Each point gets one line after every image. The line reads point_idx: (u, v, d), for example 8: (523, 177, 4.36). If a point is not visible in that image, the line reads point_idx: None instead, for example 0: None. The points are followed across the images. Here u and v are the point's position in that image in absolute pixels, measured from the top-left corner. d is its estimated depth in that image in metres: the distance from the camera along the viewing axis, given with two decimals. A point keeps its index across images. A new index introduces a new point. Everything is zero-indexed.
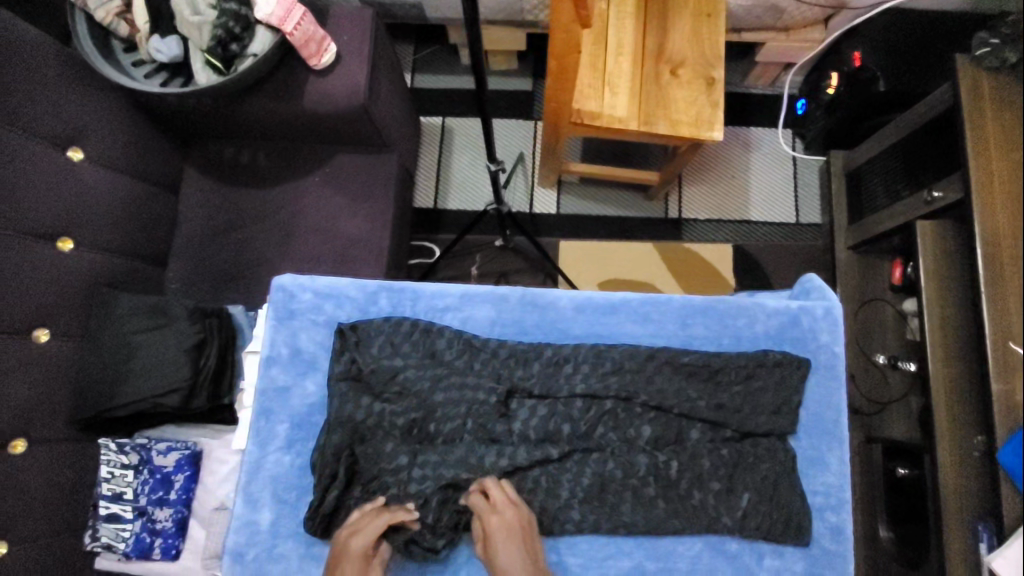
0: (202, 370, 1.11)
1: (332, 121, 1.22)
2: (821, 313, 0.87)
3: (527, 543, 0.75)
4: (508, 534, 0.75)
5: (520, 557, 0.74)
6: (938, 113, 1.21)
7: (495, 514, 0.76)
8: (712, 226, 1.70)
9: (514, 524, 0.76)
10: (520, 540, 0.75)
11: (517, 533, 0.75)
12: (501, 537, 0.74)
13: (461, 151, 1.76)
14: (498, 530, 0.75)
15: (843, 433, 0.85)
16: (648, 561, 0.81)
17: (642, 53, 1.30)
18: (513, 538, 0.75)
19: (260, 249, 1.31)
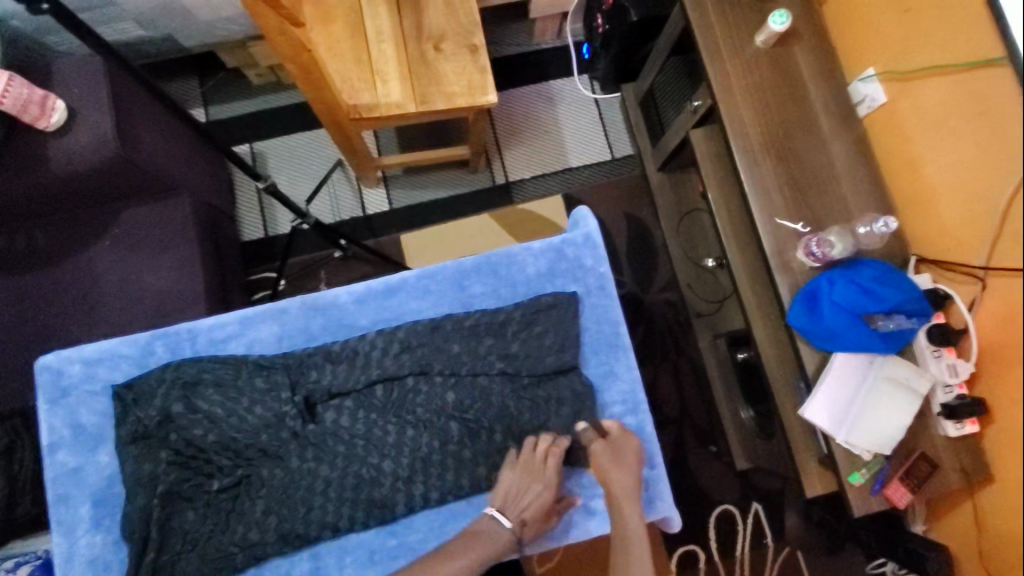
0: (20, 475, 1.12)
1: (97, 180, 1.15)
2: (581, 241, 1.02)
3: (627, 457, 0.90)
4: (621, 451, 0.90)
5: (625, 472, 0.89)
6: (681, 31, 1.29)
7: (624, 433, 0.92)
8: (541, 182, 1.76)
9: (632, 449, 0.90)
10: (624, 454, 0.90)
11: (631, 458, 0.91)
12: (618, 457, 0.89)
13: (277, 172, 1.70)
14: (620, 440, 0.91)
15: (623, 343, 1.00)
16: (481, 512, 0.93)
17: (403, 35, 1.31)
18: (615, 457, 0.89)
19: (63, 328, 1.22)
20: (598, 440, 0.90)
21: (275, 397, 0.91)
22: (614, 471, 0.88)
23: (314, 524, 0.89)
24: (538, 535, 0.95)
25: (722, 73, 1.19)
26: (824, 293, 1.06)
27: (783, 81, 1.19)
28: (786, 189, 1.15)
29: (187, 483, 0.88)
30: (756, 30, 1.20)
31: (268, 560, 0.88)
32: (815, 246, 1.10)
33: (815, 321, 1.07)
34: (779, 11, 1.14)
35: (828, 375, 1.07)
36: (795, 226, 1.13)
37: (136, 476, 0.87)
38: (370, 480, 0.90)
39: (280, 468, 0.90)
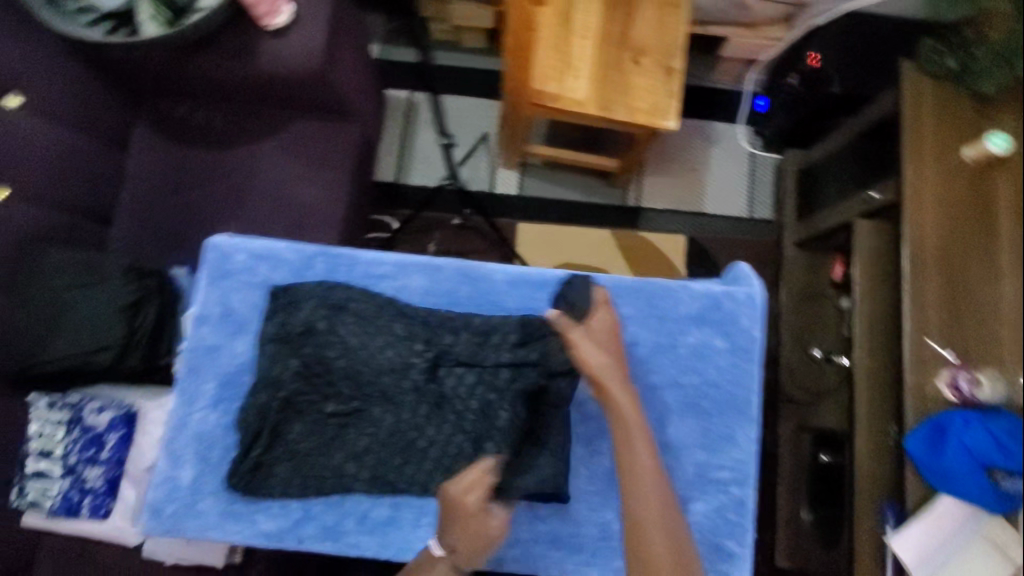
0: (139, 330, 1.08)
1: (292, 88, 1.22)
2: (744, 297, 0.90)
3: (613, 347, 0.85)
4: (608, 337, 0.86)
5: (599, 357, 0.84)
6: (879, 118, 1.28)
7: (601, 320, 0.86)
8: (671, 216, 1.72)
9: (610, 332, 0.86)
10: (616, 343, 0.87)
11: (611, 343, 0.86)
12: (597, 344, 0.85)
13: (426, 126, 1.74)
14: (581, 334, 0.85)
15: (754, 414, 0.89)
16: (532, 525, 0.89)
17: (607, 37, 1.31)
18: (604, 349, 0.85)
19: (210, 212, 1.30)
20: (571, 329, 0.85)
21: (407, 346, 0.93)
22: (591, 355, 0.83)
23: (405, 479, 0.90)
24: (603, 564, 0.94)
25: (918, 175, 1.13)
26: (955, 429, 1.00)
27: (978, 200, 1.12)
28: (946, 313, 1.08)
29: (304, 397, 0.91)
30: (968, 142, 1.14)
31: (352, 496, 0.90)
32: (962, 380, 1.02)
33: (934, 453, 1.01)
34: (1002, 134, 1.07)
35: (927, 513, 1.02)
36: (943, 351, 1.06)
37: (266, 373, 0.90)
38: (467, 454, 0.91)
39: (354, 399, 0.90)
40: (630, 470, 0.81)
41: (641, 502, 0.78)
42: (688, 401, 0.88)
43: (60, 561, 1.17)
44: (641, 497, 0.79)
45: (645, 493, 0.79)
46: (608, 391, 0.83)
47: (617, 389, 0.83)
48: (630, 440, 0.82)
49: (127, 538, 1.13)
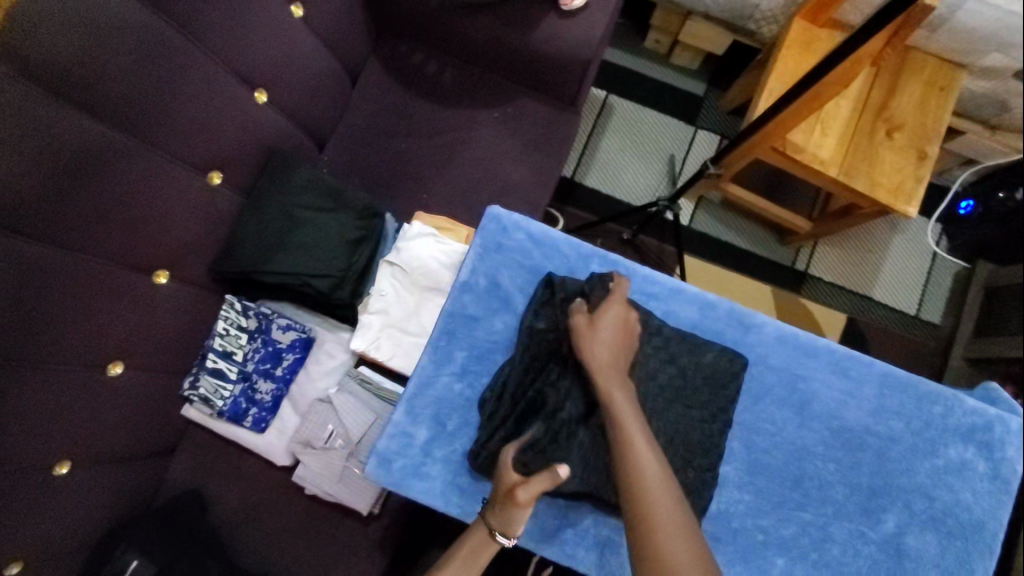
0: (354, 266, 1.10)
1: (548, 69, 1.21)
2: (1014, 428, 0.81)
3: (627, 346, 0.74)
4: (617, 332, 0.74)
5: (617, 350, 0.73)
6: None
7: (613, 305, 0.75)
8: (834, 291, 1.65)
9: (623, 321, 0.75)
10: (626, 339, 0.75)
11: (624, 335, 0.75)
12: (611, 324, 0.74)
13: (614, 132, 1.69)
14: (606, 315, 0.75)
15: (996, 548, 0.80)
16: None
17: (863, 102, 1.24)
18: (617, 344, 0.73)
19: (420, 164, 1.29)
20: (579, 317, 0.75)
21: None
22: (602, 340, 0.73)
23: None
24: None
25: None
26: None
27: None
28: None
29: None
30: None
31: None
32: None
33: None
34: None
35: None
36: None
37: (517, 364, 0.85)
38: None
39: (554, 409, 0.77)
40: (639, 489, 0.64)
41: (661, 522, 0.62)
42: (932, 517, 0.79)
43: (202, 455, 1.20)
44: (656, 520, 0.62)
45: (659, 508, 0.63)
46: (607, 385, 0.70)
47: (618, 391, 0.70)
48: (635, 453, 0.65)
49: (278, 458, 1.15)
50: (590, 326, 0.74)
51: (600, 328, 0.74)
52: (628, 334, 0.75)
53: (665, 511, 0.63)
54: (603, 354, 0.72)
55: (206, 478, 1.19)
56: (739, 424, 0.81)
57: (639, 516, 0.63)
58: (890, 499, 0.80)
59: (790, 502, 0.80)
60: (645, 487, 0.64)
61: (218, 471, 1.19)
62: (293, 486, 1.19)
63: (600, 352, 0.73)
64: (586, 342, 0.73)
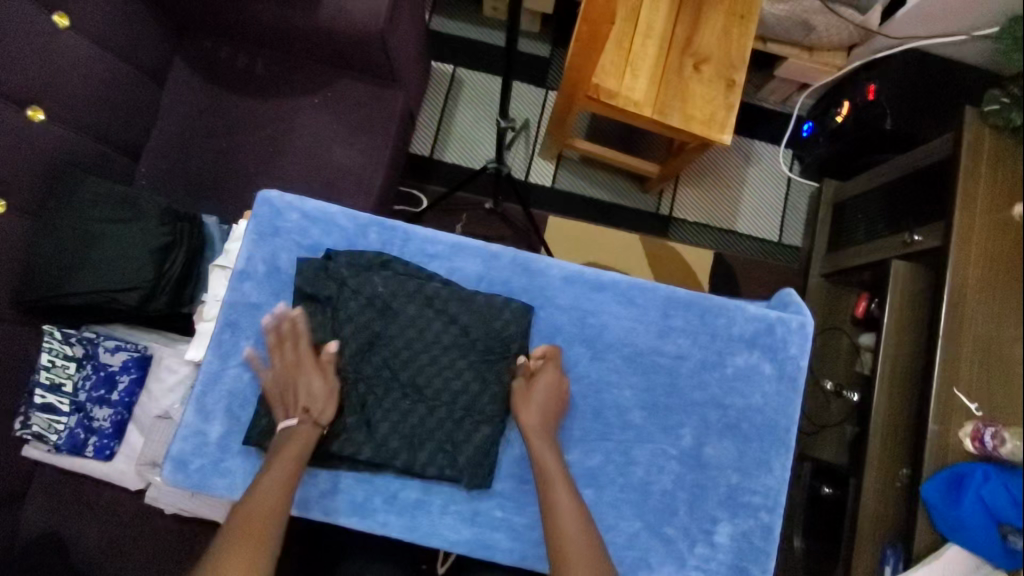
0: (166, 275, 1.06)
1: (350, 46, 1.18)
2: (794, 326, 0.85)
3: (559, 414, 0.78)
4: (548, 399, 0.78)
5: (543, 415, 0.78)
6: (927, 165, 1.27)
7: (547, 370, 0.79)
8: (699, 230, 1.70)
9: (554, 385, 0.79)
10: (556, 402, 0.79)
11: (554, 397, 0.79)
12: (545, 391, 0.78)
13: (466, 105, 1.68)
14: (545, 377, 0.79)
15: (791, 442, 0.84)
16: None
17: (670, 39, 1.27)
18: (548, 409, 0.78)
19: (244, 162, 1.25)
20: (520, 378, 0.80)
21: None
22: (532, 405, 0.77)
23: None
24: None
25: (969, 193, 1.05)
26: (970, 483, 0.90)
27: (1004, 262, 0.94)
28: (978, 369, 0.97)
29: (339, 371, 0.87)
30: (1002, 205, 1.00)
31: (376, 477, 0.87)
32: (988, 436, 0.89)
33: (952, 503, 0.94)
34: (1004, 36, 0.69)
35: (935, 559, 0.98)
36: (971, 405, 0.95)
37: None
38: None
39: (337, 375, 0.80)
40: (565, 559, 0.69)
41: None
42: (727, 424, 0.83)
43: (56, 496, 1.15)
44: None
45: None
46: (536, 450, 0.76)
47: (549, 458, 0.75)
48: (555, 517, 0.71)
49: (130, 483, 1.11)
50: (528, 389, 0.79)
51: (529, 404, 0.77)
52: (562, 400, 0.79)
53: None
54: (531, 418, 0.77)
55: (62, 518, 1.14)
56: None
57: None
58: (687, 414, 0.83)
59: (594, 433, 0.82)
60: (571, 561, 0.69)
61: (74, 509, 1.15)
62: (156, 509, 1.16)
63: (531, 411, 0.77)
64: (520, 405, 0.78)
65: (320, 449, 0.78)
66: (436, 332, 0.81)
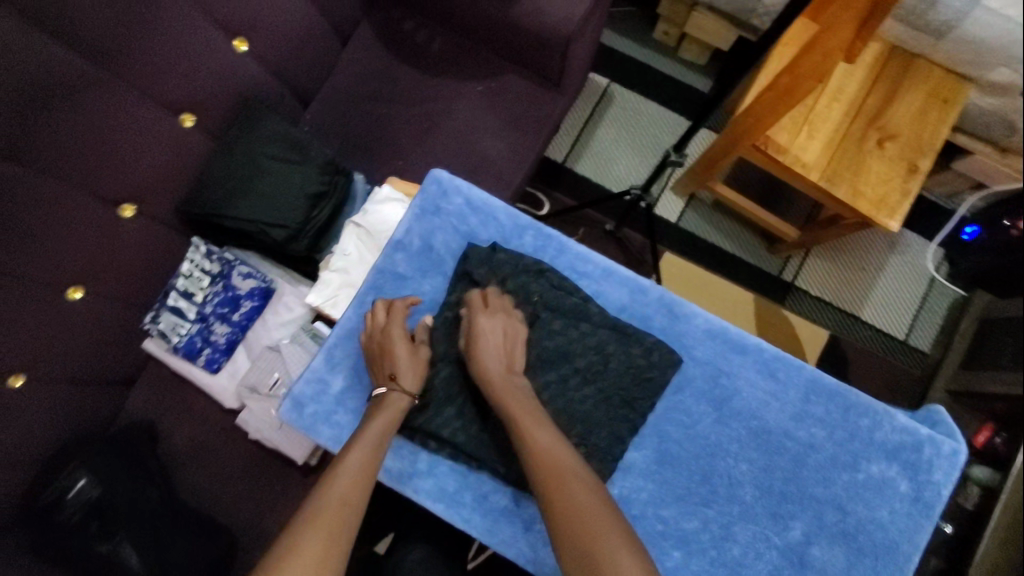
0: (312, 220, 1.12)
1: (531, 43, 1.19)
2: (944, 451, 0.79)
3: (513, 353, 0.78)
4: (499, 342, 0.77)
5: (498, 356, 0.77)
6: None
7: (486, 312, 0.78)
8: (820, 306, 1.59)
9: (500, 325, 0.78)
10: (510, 341, 0.78)
11: (505, 337, 0.78)
12: (486, 330, 0.78)
13: (612, 122, 1.66)
14: (482, 318, 0.78)
15: (909, 572, 0.77)
16: None
17: (858, 108, 1.20)
18: (500, 351, 0.77)
19: (399, 131, 1.28)
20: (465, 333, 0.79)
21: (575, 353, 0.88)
22: (485, 353, 0.77)
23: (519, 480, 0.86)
24: None
25: None
26: None
27: None
28: None
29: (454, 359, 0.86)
30: None
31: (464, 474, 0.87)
32: None
33: None
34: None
35: None
36: None
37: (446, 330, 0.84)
38: None
39: (464, 365, 0.83)
40: (564, 508, 0.66)
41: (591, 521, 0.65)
42: (842, 531, 0.77)
43: (158, 392, 1.24)
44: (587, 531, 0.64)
45: (593, 529, 0.64)
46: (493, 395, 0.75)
47: (509, 400, 0.74)
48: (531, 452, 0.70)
49: (226, 400, 1.18)
50: (474, 337, 0.78)
51: (479, 352, 0.77)
52: (512, 338, 0.78)
53: (590, 516, 0.65)
54: (488, 364, 0.76)
55: (160, 413, 1.23)
56: (656, 416, 0.81)
57: (578, 535, 0.64)
58: (800, 506, 0.78)
59: (697, 497, 0.78)
60: (568, 501, 0.66)
61: (171, 407, 1.23)
62: (239, 431, 1.22)
63: (485, 360, 0.77)
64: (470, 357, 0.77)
65: (430, 429, 0.80)
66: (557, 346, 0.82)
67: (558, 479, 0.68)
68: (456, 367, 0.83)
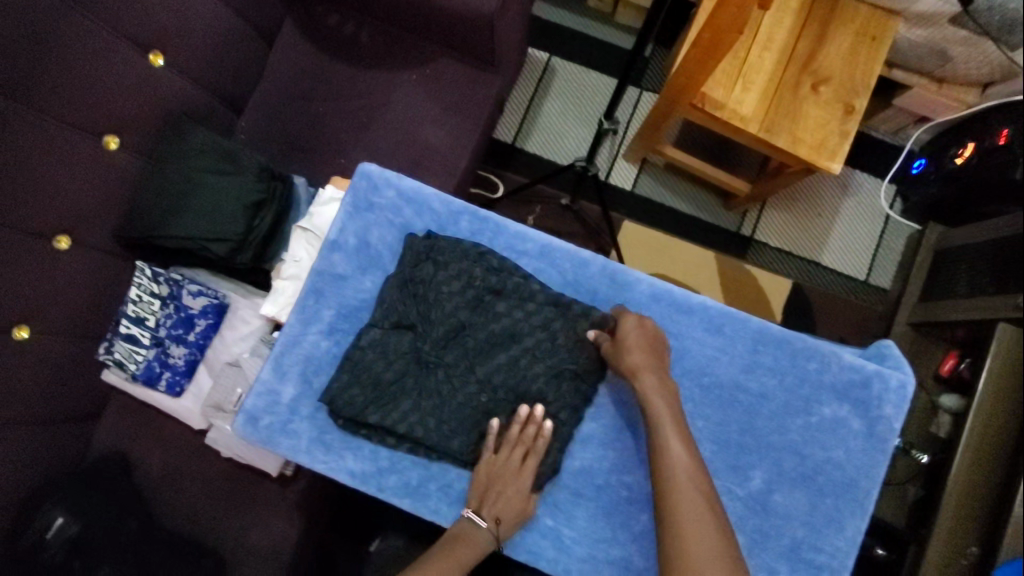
0: (254, 230, 1.09)
1: (456, 24, 1.16)
2: (894, 385, 0.80)
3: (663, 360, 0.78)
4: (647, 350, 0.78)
5: (651, 365, 0.77)
6: None
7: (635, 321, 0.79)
8: (781, 256, 1.61)
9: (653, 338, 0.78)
10: (657, 351, 0.78)
11: (653, 346, 0.78)
12: (641, 343, 0.77)
13: (556, 96, 1.64)
14: (633, 325, 0.79)
15: (869, 506, 0.80)
16: (615, 547, 0.81)
17: (790, 54, 1.20)
18: (650, 356, 0.77)
19: (336, 130, 1.25)
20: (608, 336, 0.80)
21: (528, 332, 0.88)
22: (634, 359, 0.77)
23: None
24: None
25: None
26: None
27: None
28: None
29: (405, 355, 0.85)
30: None
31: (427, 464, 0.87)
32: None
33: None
34: None
35: None
36: None
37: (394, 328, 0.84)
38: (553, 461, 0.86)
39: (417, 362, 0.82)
40: (678, 526, 0.68)
41: (696, 537, 0.67)
42: (801, 474, 0.79)
43: (125, 421, 1.22)
44: (695, 547, 0.67)
45: (705, 552, 0.67)
46: (644, 396, 0.76)
47: (663, 412, 0.75)
48: (668, 462, 0.72)
49: (193, 421, 1.16)
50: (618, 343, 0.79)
51: (630, 354, 0.77)
52: (659, 346, 0.79)
53: (701, 537, 0.68)
54: (637, 370, 0.77)
55: (130, 441, 1.21)
56: None
57: (688, 556, 0.67)
58: (758, 456, 0.80)
59: None
60: (687, 521, 0.69)
61: (140, 436, 1.21)
62: (211, 451, 1.21)
63: (632, 361, 0.77)
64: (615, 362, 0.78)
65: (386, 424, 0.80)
66: (510, 323, 0.83)
67: (690, 489, 0.70)
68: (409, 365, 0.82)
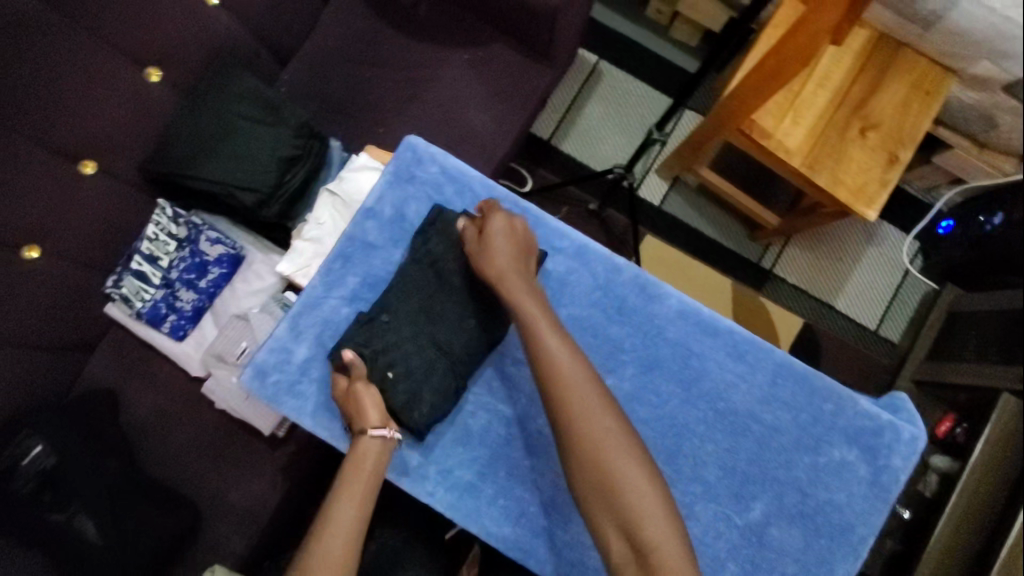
0: (284, 186, 1.08)
1: (518, 10, 1.15)
2: (905, 438, 0.80)
3: (524, 256, 0.80)
4: (512, 247, 0.80)
5: (516, 263, 0.79)
6: None
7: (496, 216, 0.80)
8: (796, 294, 1.60)
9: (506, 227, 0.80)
10: (520, 249, 0.80)
11: (512, 239, 0.80)
12: (500, 237, 0.79)
13: (599, 100, 1.63)
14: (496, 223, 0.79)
15: (862, 553, 0.79)
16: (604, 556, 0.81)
17: (843, 96, 1.19)
18: (513, 251, 0.79)
19: (380, 97, 1.23)
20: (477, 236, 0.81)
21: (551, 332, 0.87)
22: (496, 253, 0.78)
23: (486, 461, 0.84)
24: None
25: None
26: None
27: None
28: None
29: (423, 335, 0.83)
30: None
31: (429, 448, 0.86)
32: None
33: None
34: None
35: None
36: None
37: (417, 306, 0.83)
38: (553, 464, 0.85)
39: (436, 346, 0.81)
40: (576, 438, 0.71)
41: (620, 468, 0.70)
42: (801, 512, 0.79)
43: (122, 357, 1.20)
44: (619, 475, 0.70)
45: (627, 481, 0.69)
46: (510, 295, 0.77)
47: (539, 317, 0.76)
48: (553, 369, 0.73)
49: (192, 367, 1.15)
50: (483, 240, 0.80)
51: (493, 249, 0.79)
52: (524, 243, 0.81)
53: (612, 454, 0.70)
54: (517, 275, 0.78)
55: (124, 378, 1.20)
56: (622, 397, 0.81)
57: (633, 507, 0.69)
58: (761, 488, 0.80)
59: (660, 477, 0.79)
60: (591, 436, 0.71)
61: (135, 374, 1.20)
62: (205, 400, 1.19)
63: (493, 255, 0.78)
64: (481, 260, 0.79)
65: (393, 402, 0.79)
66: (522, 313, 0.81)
67: (585, 402, 0.72)
68: (427, 347, 0.81)
